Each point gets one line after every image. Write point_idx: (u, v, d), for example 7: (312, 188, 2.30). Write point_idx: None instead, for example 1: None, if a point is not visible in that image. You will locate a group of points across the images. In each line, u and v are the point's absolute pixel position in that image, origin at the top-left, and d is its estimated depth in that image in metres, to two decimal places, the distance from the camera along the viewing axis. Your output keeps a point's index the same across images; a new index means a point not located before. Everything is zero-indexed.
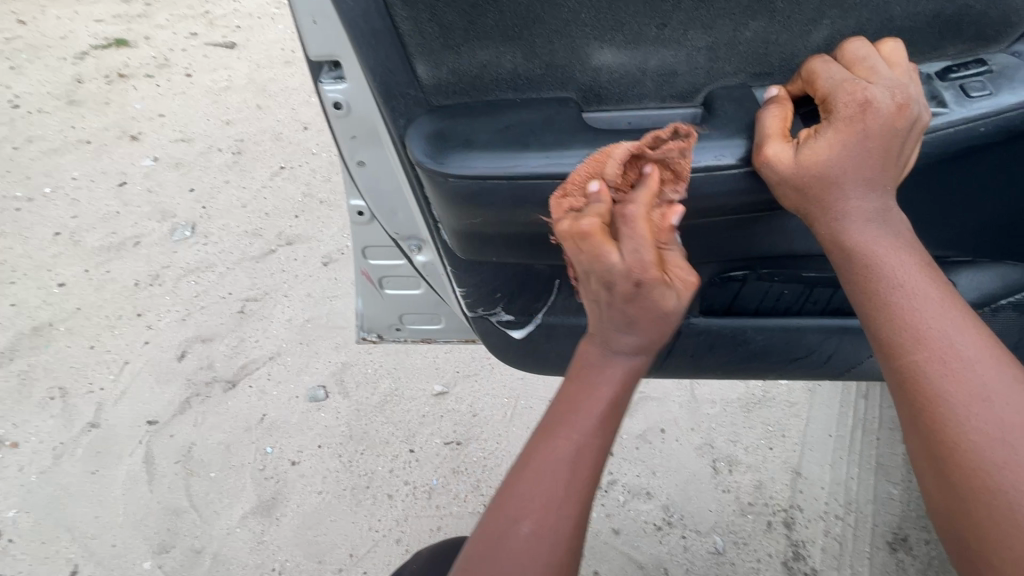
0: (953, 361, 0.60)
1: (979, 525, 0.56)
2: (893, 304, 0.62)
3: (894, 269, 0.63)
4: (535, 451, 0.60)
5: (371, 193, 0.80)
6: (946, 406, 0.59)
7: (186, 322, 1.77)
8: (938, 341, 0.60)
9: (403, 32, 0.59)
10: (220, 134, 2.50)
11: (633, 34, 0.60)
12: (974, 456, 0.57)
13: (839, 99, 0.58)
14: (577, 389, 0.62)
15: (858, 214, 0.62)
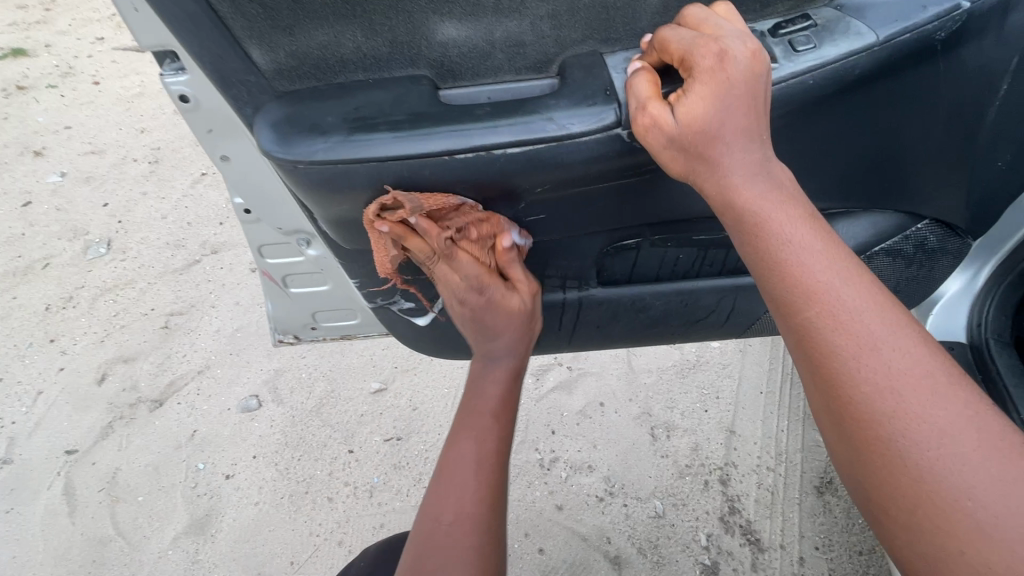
0: (842, 315, 0.56)
1: (886, 485, 0.54)
2: (790, 264, 0.58)
3: (786, 225, 0.58)
4: (449, 450, 0.76)
5: (243, 187, 0.76)
6: (840, 360, 0.55)
7: (104, 343, 1.69)
8: (833, 297, 0.56)
9: (225, 15, 0.55)
10: (134, 144, 2.37)
11: (471, 6, 0.58)
12: (871, 409, 0.54)
13: (697, 55, 0.56)
14: (473, 400, 0.80)
15: (748, 168, 0.58)
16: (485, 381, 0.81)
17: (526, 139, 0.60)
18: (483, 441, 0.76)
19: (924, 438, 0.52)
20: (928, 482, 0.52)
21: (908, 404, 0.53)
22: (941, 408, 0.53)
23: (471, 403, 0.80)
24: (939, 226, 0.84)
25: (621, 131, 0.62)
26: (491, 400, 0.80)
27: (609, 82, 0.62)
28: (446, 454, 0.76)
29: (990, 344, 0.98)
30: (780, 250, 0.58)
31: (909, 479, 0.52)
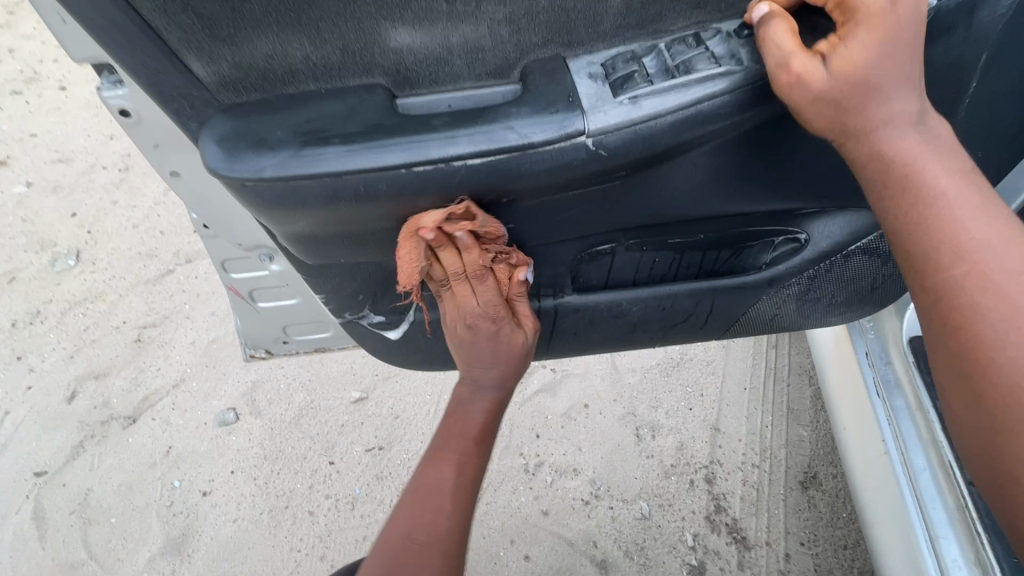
0: (996, 270, 0.56)
1: (1019, 438, 0.54)
2: (941, 222, 0.57)
3: (932, 180, 0.58)
4: (425, 472, 0.78)
5: (196, 204, 0.73)
6: (985, 319, 0.55)
7: (74, 360, 1.64)
8: (987, 252, 0.56)
9: (158, 27, 0.51)
10: (102, 149, 2.27)
11: (423, 11, 0.55)
12: (1005, 370, 0.54)
13: (864, 2, 0.55)
14: (452, 427, 0.81)
15: (895, 129, 0.58)
16: (467, 408, 0.82)
17: (486, 150, 0.58)
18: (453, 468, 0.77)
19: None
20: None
21: None
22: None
23: (454, 424, 0.81)
24: None
25: (585, 139, 0.59)
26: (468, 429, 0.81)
27: (572, 88, 0.60)
28: (422, 475, 0.78)
29: None
30: (928, 207, 0.58)
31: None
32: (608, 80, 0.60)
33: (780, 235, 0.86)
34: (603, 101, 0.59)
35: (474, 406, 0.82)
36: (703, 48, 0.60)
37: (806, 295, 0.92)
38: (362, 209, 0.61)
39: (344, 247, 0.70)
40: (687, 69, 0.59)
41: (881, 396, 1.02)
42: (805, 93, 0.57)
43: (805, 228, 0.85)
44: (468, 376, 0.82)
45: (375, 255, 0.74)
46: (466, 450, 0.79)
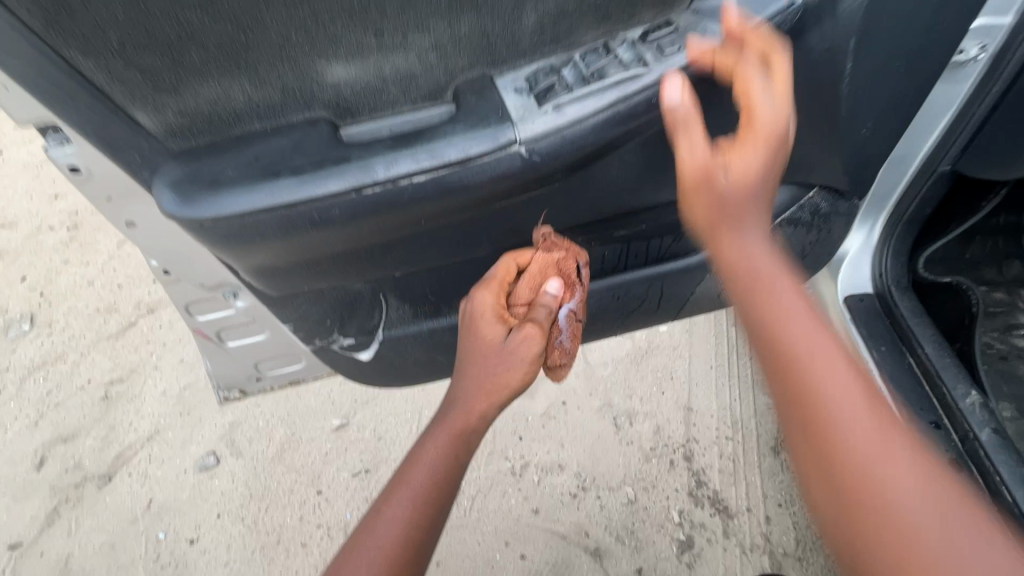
0: (789, 312, 0.64)
1: (826, 460, 0.57)
2: (759, 299, 0.65)
3: (747, 265, 0.67)
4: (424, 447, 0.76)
5: (156, 251, 0.77)
6: (790, 346, 0.62)
7: (40, 425, 1.60)
8: (791, 326, 0.63)
9: (102, 84, 0.55)
10: (48, 209, 2.15)
11: (355, 46, 0.60)
12: (811, 385, 0.59)
13: (756, 60, 0.63)
14: (411, 475, 0.73)
15: (744, 225, 0.67)
16: (428, 452, 0.76)
17: (428, 165, 0.63)
18: (412, 518, 0.70)
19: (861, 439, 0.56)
20: (856, 459, 0.56)
21: (835, 384, 0.59)
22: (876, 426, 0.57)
23: (447, 413, 0.79)
24: (827, 193, 0.93)
25: (519, 147, 0.65)
26: (426, 476, 0.73)
27: (500, 103, 0.65)
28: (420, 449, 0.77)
29: (892, 291, 1.09)
30: (753, 291, 0.66)
31: (845, 451, 0.56)
32: (532, 93, 0.66)
33: None
34: (530, 112, 0.65)
35: (430, 452, 0.76)
36: (612, 56, 0.67)
37: None
38: (318, 235, 0.67)
39: (306, 277, 0.75)
40: (600, 75, 0.66)
41: None
42: (694, 151, 0.66)
43: None
44: (468, 370, 0.79)
45: (337, 279, 0.77)
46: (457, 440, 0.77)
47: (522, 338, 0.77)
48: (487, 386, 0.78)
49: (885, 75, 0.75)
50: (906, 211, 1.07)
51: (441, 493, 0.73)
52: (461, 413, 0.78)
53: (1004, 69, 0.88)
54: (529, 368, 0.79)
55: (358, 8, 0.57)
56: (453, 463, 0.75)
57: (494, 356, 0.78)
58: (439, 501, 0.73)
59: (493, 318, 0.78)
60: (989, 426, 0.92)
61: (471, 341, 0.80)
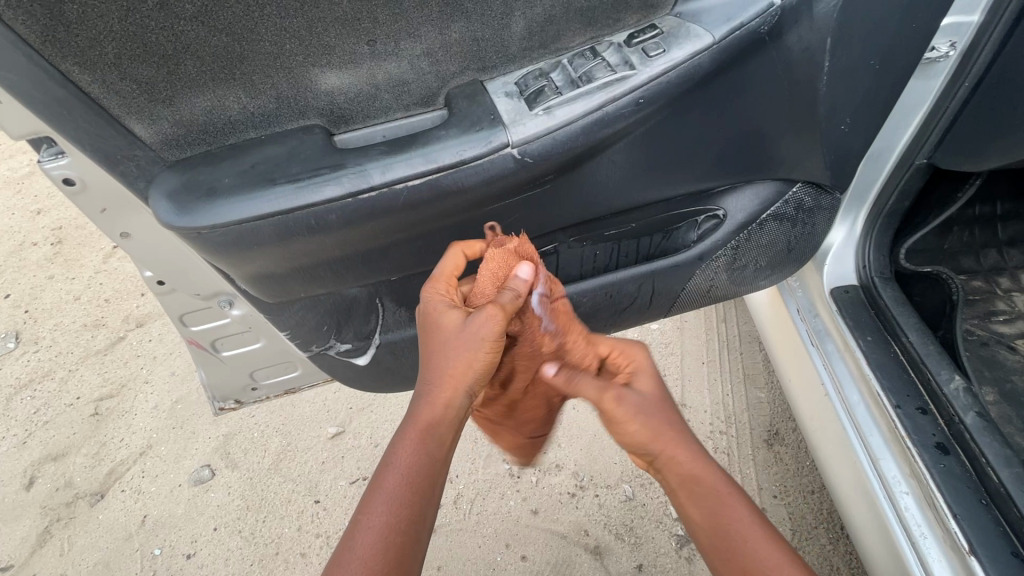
0: (691, 476, 0.71)
1: None
2: (703, 500, 0.69)
3: (693, 469, 0.71)
4: (398, 442, 0.66)
5: (152, 261, 0.79)
6: (704, 500, 0.69)
7: (28, 445, 1.57)
8: (731, 524, 0.67)
9: (97, 96, 0.57)
10: (31, 226, 2.12)
11: (349, 54, 0.62)
12: (731, 538, 0.66)
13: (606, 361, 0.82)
14: (385, 481, 0.64)
15: (670, 437, 0.72)
16: (398, 452, 0.65)
17: (424, 170, 0.65)
18: (393, 525, 0.61)
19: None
20: None
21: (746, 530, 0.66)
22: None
23: (420, 405, 0.69)
24: (810, 187, 0.95)
25: (511, 150, 0.66)
26: (402, 475, 0.64)
27: (493, 107, 0.67)
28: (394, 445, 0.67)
29: (875, 282, 1.13)
30: (697, 497, 0.69)
31: None
32: (523, 96, 0.68)
33: (701, 214, 0.94)
34: (522, 115, 0.67)
35: (404, 451, 0.65)
36: (599, 59, 0.69)
37: (733, 265, 1.01)
38: (315, 241, 0.67)
39: (303, 283, 0.76)
40: (588, 78, 0.68)
41: (815, 344, 1.15)
42: (595, 393, 0.76)
43: (722, 204, 0.93)
44: (433, 357, 0.70)
45: (333, 284, 0.78)
46: (432, 429, 0.67)
47: (478, 320, 0.70)
48: (456, 371, 0.69)
49: (861, 72, 0.77)
50: (885, 204, 1.10)
51: (423, 490, 0.64)
52: (432, 408, 0.68)
53: (973, 66, 0.92)
54: (490, 351, 0.71)
55: (351, 18, 0.59)
56: (428, 459, 0.65)
57: (454, 341, 0.70)
58: (422, 494, 0.64)
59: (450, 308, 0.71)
60: (974, 410, 0.95)
61: (426, 333, 0.73)
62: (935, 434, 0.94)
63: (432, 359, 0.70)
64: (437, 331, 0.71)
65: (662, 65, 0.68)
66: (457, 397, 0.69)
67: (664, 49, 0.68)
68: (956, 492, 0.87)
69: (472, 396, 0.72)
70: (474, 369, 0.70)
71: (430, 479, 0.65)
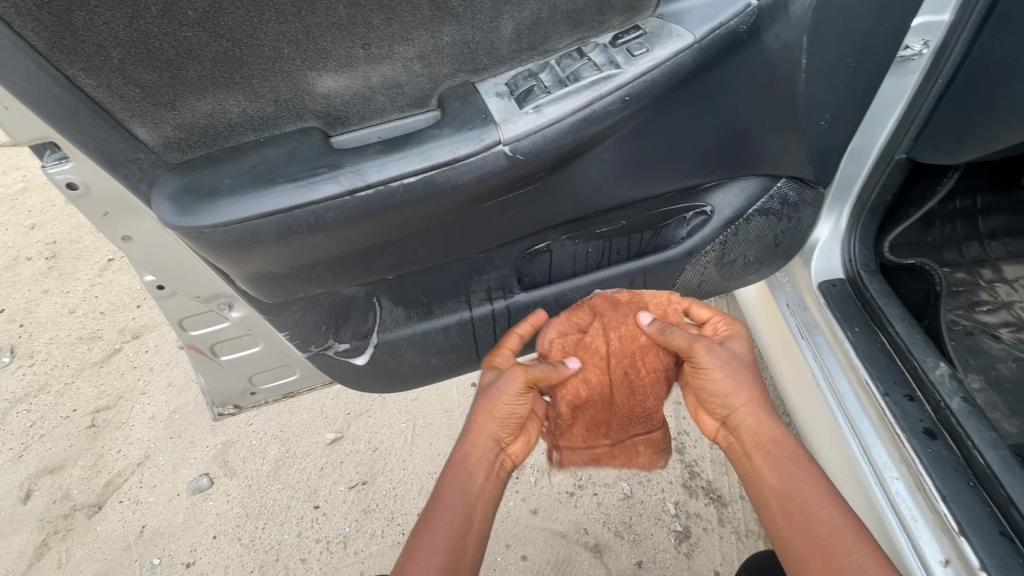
0: (773, 445, 0.89)
1: (821, 542, 0.78)
2: (777, 460, 0.87)
3: (772, 434, 0.90)
4: (447, 480, 0.88)
5: (153, 264, 0.80)
6: (778, 457, 0.87)
7: (24, 458, 1.56)
8: (806, 486, 0.84)
9: (101, 100, 0.59)
10: (25, 241, 2.12)
11: (344, 58, 0.64)
12: (809, 491, 0.83)
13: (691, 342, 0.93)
14: (438, 508, 0.85)
15: (752, 406, 0.92)
16: (444, 488, 0.87)
17: (418, 168, 0.67)
18: (441, 541, 0.81)
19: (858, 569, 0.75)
20: (838, 546, 0.77)
21: (818, 489, 0.83)
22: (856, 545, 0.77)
23: (464, 450, 0.91)
24: (794, 182, 0.98)
25: (503, 148, 0.69)
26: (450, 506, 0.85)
27: (484, 107, 0.70)
28: (444, 482, 0.88)
29: (862, 275, 1.16)
30: (772, 457, 0.88)
31: (829, 538, 0.78)
32: (513, 96, 0.71)
33: (689, 210, 0.97)
34: (512, 113, 0.69)
35: (450, 486, 0.87)
36: (585, 60, 0.72)
37: (722, 260, 1.03)
38: (313, 239, 0.69)
39: (302, 283, 0.78)
40: (575, 77, 0.70)
41: (806, 338, 1.17)
42: (686, 340, 0.92)
43: (710, 200, 0.96)
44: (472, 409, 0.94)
45: (330, 284, 0.80)
46: (468, 467, 0.89)
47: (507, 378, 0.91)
48: (481, 420, 0.91)
49: (838, 69, 0.80)
50: (868, 199, 1.13)
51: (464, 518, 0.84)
52: (466, 447, 0.91)
53: (945, 63, 0.95)
54: (512, 403, 0.91)
55: (347, 23, 0.62)
56: (468, 492, 0.87)
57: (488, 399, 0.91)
58: (462, 518, 0.84)
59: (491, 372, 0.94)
60: (959, 395, 0.97)
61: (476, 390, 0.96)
62: (923, 420, 0.96)
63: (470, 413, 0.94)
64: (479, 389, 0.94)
65: (646, 64, 0.70)
66: (485, 441, 0.91)
67: (647, 48, 0.71)
68: (945, 475, 0.89)
69: (499, 441, 0.93)
70: (498, 419, 0.91)
71: (470, 510, 0.86)
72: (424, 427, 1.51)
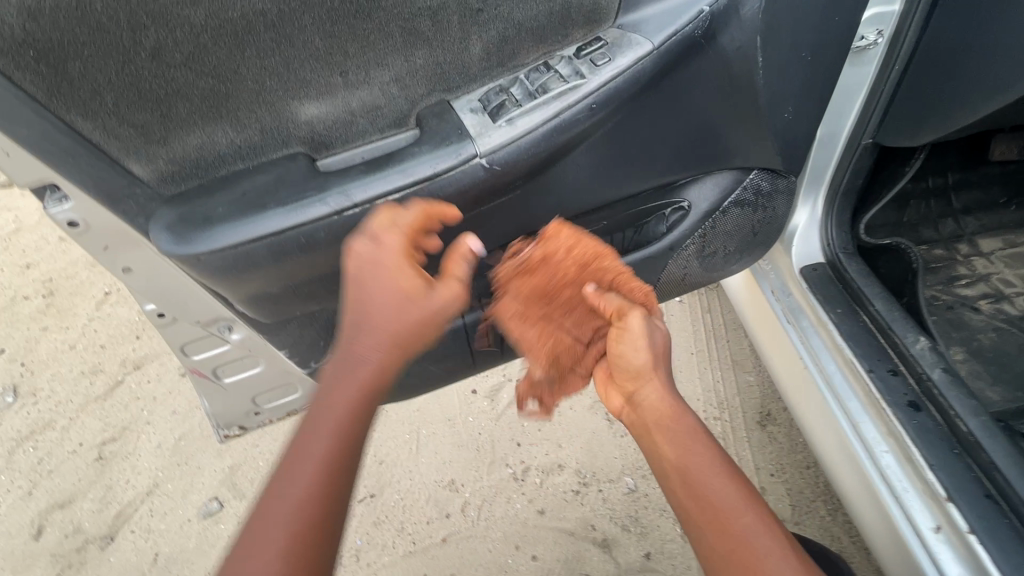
0: (666, 421, 0.82)
1: (718, 516, 0.71)
2: (676, 435, 0.80)
3: (668, 410, 0.83)
4: (312, 419, 0.66)
5: (153, 292, 0.83)
6: (674, 432, 0.81)
7: (34, 494, 1.58)
8: (699, 459, 0.77)
9: (98, 140, 0.65)
10: (21, 280, 2.14)
11: (324, 85, 0.69)
12: (702, 465, 0.76)
13: (615, 302, 0.85)
14: (299, 457, 0.64)
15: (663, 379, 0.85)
16: (311, 434, 0.65)
17: (402, 184, 0.72)
18: (305, 500, 0.61)
19: (753, 533, 0.69)
20: (735, 519, 0.70)
21: (714, 465, 0.76)
22: (751, 510, 0.71)
23: (335, 383, 0.67)
24: (766, 173, 1.01)
25: (479, 160, 0.73)
26: (318, 456, 0.63)
27: (459, 123, 0.74)
28: (308, 423, 0.66)
29: (840, 257, 1.20)
30: (670, 433, 0.81)
31: (727, 510, 0.71)
32: (486, 111, 0.75)
33: (667, 207, 1.00)
34: (486, 128, 0.74)
35: (319, 429, 0.65)
36: (552, 72, 0.75)
37: (703, 252, 1.07)
38: (305, 258, 0.73)
39: (298, 303, 0.81)
40: (544, 90, 0.74)
41: (791, 321, 1.20)
42: (614, 305, 0.85)
43: (686, 195, 0.99)
44: (357, 323, 0.68)
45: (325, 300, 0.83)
46: (345, 404, 0.66)
47: (447, 299, 0.71)
48: (371, 345, 0.67)
49: (794, 65, 0.84)
50: (840, 184, 1.18)
51: (341, 474, 0.64)
52: (341, 381, 0.67)
53: (900, 49, 1.00)
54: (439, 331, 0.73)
55: (325, 53, 0.67)
56: (341, 436, 0.65)
57: (409, 317, 0.68)
58: (332, 472, 0.63)
59: (401, 265, 0.68)
60: (940, 366, 1.01)
61: (358, 279, 0.68)
62: (907, 393, 1.00)
63: (364, 325, 0.68)
64: (383, 287, 0.68)
65: (608, 74, 0.75)
66: (369, 372, 0.67)
67: (608, 59, 0.75)
68: (929, 444, 0.92)
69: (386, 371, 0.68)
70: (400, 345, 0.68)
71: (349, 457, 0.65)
72: (428, 436, 1.54)
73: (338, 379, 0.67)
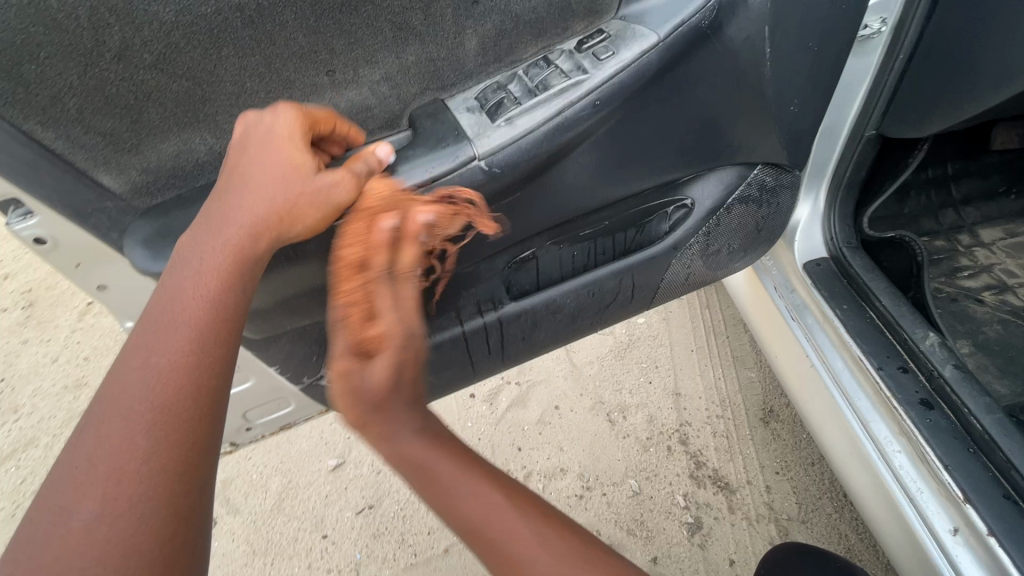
0: (420, 460, 0.64)
1: (509, 565, 0.61)
2: (442, 473, 0.64)
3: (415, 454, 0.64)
4: (122, 366, 0.58)
5: (133, 312, 0.77)
6: (433, 465, 0.64)
7: (17, 516, 1.52)
8: (461, 495, 0.63)
9: (62, 152, 0.62)
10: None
11: (308, 86, 0.69)
12: (467, 505, 0.63)
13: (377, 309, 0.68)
14: (116, 400, 0.55)
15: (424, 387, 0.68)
16: (132, 372, 0.57)
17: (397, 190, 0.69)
18: (151, 424, 0.54)
19: (524, 552, 0.61)
20: (524, 566, 0.60)
21: (476, 499, 0.63)
22: (525, 529, 0.62)
23: (161, 318, 0.60)
24: (771, 168, 0.98)
25: (478, 163, 0.70)
26: (142, 396, 0.55)
27: (455, 123, 0.72)
28: (118, 369, 0.58)
29: (844, 252, 1.17)
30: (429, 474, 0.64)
31: (511, 557, 0.61)
32: (484, 110, 0.72)
33: (670, 205, 0.96)
34: (484, 128, 0.71)
35: (136, 368, 0.57)
36: (552, 68, 0.73)
37: (707, 251, 1.03)
38: None
39: (287, 316, 0.80)
40: (544, 86, 0.71)
41: (796, 319, 1.17)
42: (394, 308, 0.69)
43: (688, 193, 0.96)
44: (224, 214, 0.64)
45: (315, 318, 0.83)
46: (183, 340, 0.59)
47: (336, 187, 0.67)
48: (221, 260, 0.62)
49: (801, 56, 0.81)
50: (842, 178, 1.15)
51: (214, 403, 0.58)
52: (171, 312, 0.60)
53: (905, 38, 0.96)
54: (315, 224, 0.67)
55: (308, 52, 0.67)
56: (165, 371, 0.57)
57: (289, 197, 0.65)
58: (175, 401, 0.56)
59: (297, 143, 0.66)
60: (951, 362, 0.99)
61: (238, 155, 0.66)
62: (919, 391, 0.97)
63: (222, 212, 0.64)
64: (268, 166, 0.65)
65: (611, 68, 0.71)
66: (207, 305, 0.61)
67: (611, 52, 0.72)
68: (945, 444, 0.90)
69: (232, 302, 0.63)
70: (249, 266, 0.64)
71: (191, 388, 0.58)
72: None
73: (189, 276, 0.62)
